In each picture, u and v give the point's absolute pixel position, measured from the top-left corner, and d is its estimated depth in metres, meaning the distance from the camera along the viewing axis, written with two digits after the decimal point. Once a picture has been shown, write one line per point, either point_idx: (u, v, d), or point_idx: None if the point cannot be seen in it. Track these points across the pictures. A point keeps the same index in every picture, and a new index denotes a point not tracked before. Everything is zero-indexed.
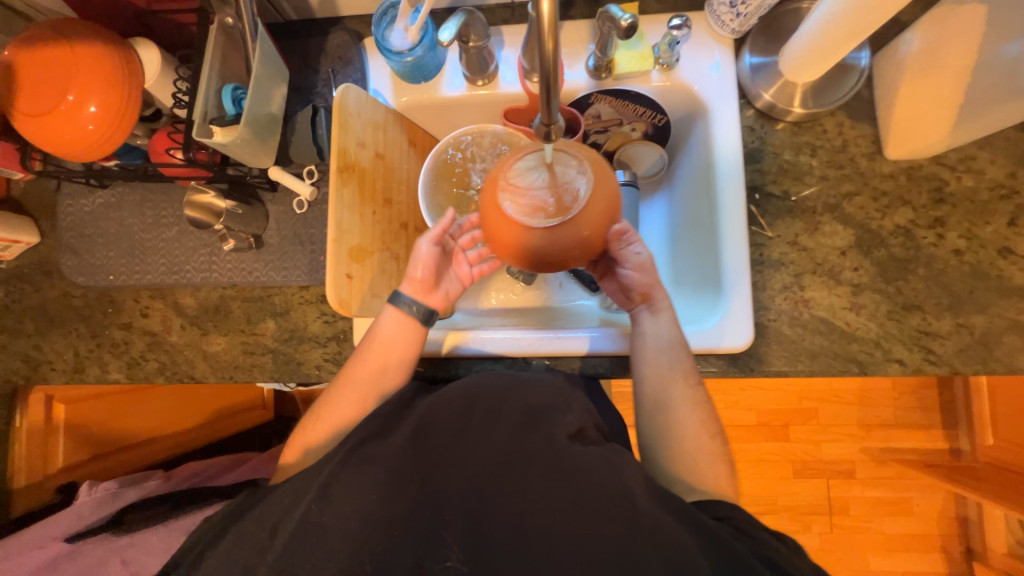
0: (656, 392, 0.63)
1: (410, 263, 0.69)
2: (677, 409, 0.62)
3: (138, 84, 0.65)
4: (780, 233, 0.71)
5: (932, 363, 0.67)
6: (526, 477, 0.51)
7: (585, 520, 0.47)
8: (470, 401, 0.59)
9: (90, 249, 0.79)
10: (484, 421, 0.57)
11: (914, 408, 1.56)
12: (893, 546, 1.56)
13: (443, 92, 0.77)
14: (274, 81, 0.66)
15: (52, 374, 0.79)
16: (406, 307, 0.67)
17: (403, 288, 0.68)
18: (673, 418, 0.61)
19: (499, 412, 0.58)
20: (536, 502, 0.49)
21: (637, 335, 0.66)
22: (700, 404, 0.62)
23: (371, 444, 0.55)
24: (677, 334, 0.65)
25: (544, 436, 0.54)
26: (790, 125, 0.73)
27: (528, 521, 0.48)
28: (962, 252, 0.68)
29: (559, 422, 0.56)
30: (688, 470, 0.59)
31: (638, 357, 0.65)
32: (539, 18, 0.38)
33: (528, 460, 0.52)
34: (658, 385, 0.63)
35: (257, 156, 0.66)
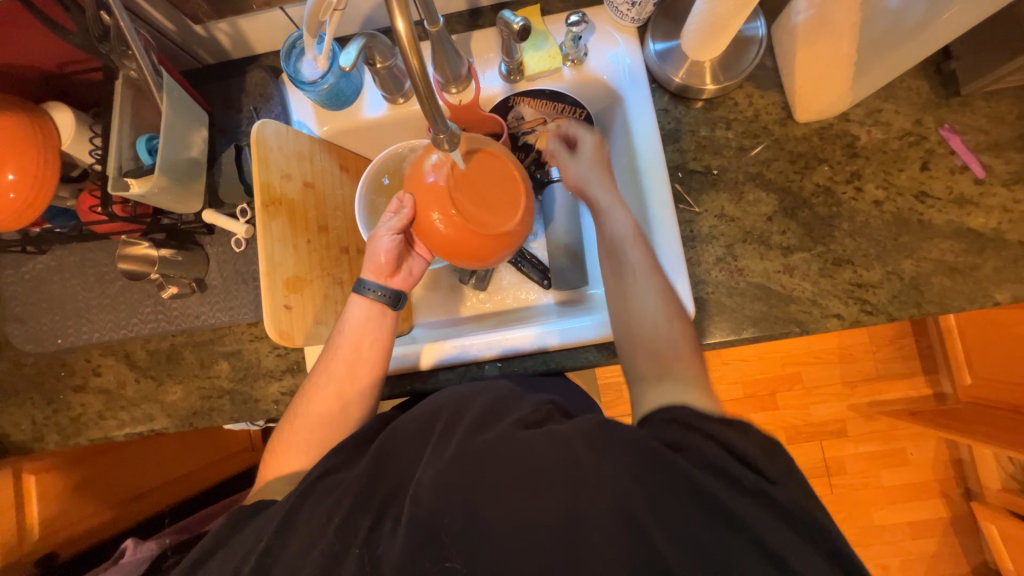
0: (627, 269, 0.62)
1: (372, 248, 0.69)
2: (644, 282, 0.61)
3: (53, 146, 0.65)
4: (707, 207, 0.73)
5: (869, 313, 0.69)
6: (485, 482, 0.46)
7: (561, 520, 0.43)
8: (426, 417, 0.56)
9: (34, 316, 0.79)
10: (440, 434, 0.53)
11: (894, 359, 1.58)
12: (894, 498, 1.56)
13: (365, 114, 0.79)
14: (191, 126, 0.68)
15: (13, 446, 0.78)
16: (369, 292, 0.68)
17: (365, 273, 0.69)
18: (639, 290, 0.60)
19: (456, 420, 0.54)
20: (505, 511, 0.44)
21: (599, 216, 0.67)
22: (665, 288, 0.61)
23: (335, 474, 0.55)
24: (633, 225, 0.65)
25: (498, 432, 0.50)
26: (704, 102, 0.75)
27: (487, 532, 0.44)
28: (881, 202, 0.70)
29: (512, 416, 0.52)
30: (652, 355, 0.57)
31: (605, 237, 0.65)
32: (398, 38, 0.40)
33: (484, 461, 0.47)
34: (627, 260, 0.62)
35: (180, 201, 0.67)
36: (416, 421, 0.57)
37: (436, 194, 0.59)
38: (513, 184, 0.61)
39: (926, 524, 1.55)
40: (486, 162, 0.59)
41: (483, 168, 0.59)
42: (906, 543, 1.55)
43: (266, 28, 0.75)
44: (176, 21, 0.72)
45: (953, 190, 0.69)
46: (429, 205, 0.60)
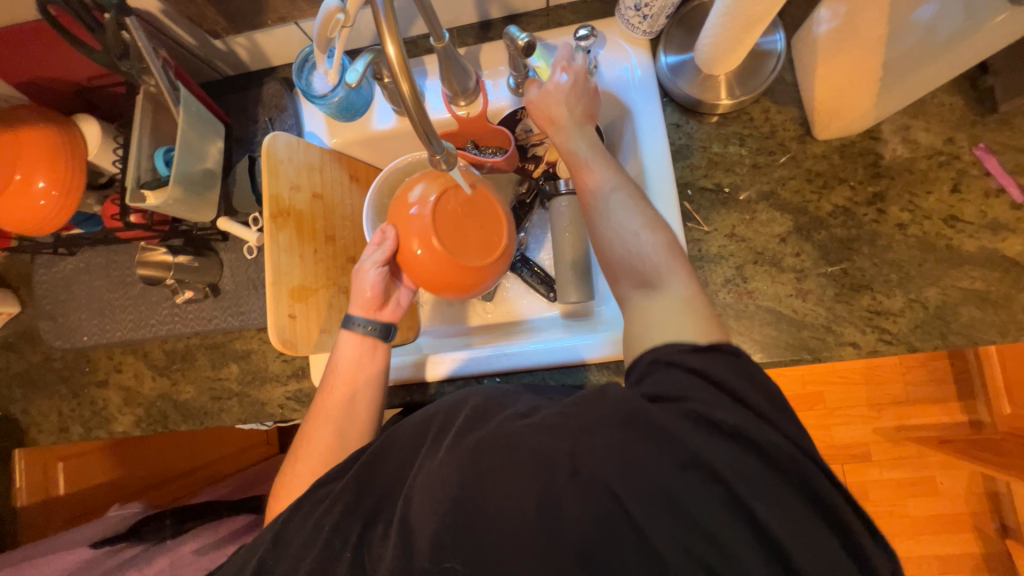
0: (596, 188, 0.60)
1: (355, 284, 0.70)
2: (614, 201, 0.59)
3: (81, 155, 0.69)
4: (717, 226, 0.70)
5: (888, 343, 0.65)
6: (478, 490, 0.45)
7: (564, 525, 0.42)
8: (423, 417, 0.54)
9: (63, 313, 0.83)
10: (434, 441, 0.51)
11: (926, 382, 1.49)
12: (920, 530, 1.48)
13: (375, 126, 0.80)
14: (208, 139, 0.70)
15: (42, 435, 0.83)
16: (359, 326, 0.69)
17: (353, 310, 0.70)
18: (610, 205, 0.59)
19: (450, 418, 0.52)
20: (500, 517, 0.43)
21: (568, 150, 0.65)
22: (660, 233, 0.55)
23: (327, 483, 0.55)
24: (600, 154, 0.63)
25: (493, 426, 0.48)
26: (718, 117, 0.73)
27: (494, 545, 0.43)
28: (906, 225, 0.66)
29: (507, 410, 0.49)
30: (636, 278, 0.54)
31: (576, 167, 0.64)
32: (392, 65, 0.42)
33: (477, 467, 0.45)
34: (596, 180, 0.61)
35: (195, 210, 0.70)
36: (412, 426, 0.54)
37: (421, 228, 0.64)
38: (492, 210, 0.68)
39: (955, 559, 1.46)
40: (461, 193, 0.65)
41: (461, 197, 0.65)
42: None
43: (282, 42, 0.77)
44: (197, 36, 0.74)
45: (986, 214, 0.65)
46: (412, 241, 0.65)
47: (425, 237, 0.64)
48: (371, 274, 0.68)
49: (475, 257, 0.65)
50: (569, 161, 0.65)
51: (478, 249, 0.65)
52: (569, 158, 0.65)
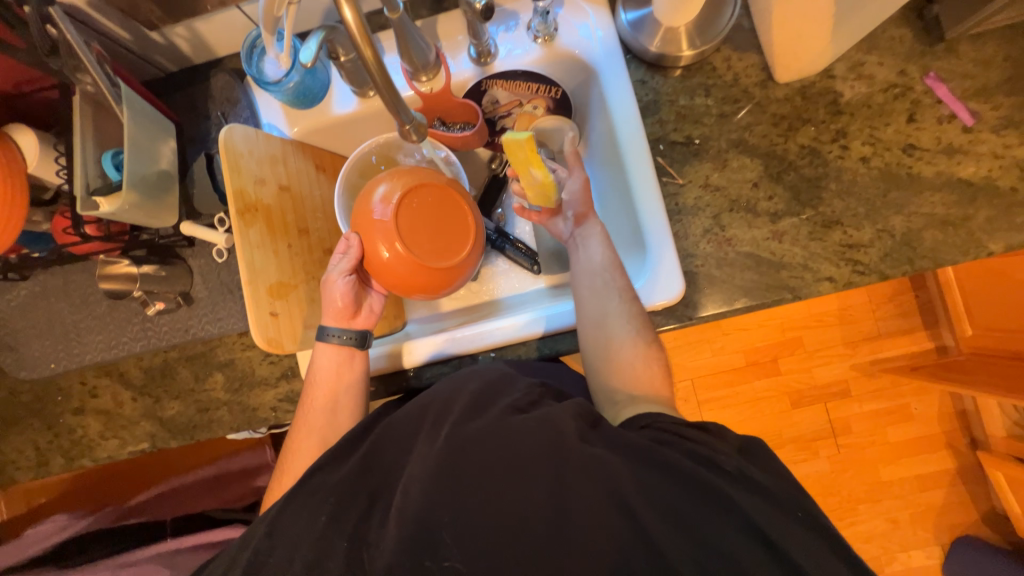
0: (619, 291, 0.66)
1: (326, 295, 0.69)
2: (633, 304, 0.66)
3: (19, 168, 0.64)
4: (691, 177, 0.71)
5: (861, 273, 0.68)
6: (471, 470, 0.47)
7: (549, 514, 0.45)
8: (418, 411, 0.57)
9: (24, 342, 0.78)
10: (431, 427, 0.54)
11: (894, 316, 1.57)
12: (900, 453, 1.57)
13: (335, 110, 0.77)
14: (157, 138, 0.66)
15: (19, 472, 0.79)
16: (334, 337, 0.68)
17: (326, 322, 0.69)
18: (631, 310, 0.65)
19: (447, 409, 0.55)
20: (493, 497, 0.46)
21: (584, 252, 0.70)
22: (653, 351, 0.64)
23: (323, 472, 0.55)
24: (612, 257, 0.69)
25: (491, 417, 0.51)
26: (682, 69, 0.73)
27: (483, 521, 0.45)
28: (869, 158, 0.69)
29: (504, 401, 0.54)
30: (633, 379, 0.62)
31: (588, 263, 0.69)
32: (349, 27, 0.40)
33: (472, 450, 0.48)
34: (618, 284, 0.67)
35: (156, 215, 0.66)
36: (407, 412, 0.58)
37: (387, 231, 0.63)
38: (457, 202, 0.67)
39: (933, 476, 1.57)
40: (428, 193, 0.65)
41: (425, 198, 0.65)
42: (913, 496, 1.57)
43: (224, 29, 0.73)
44: (130, 29, 0.70)
45: (941, 140, 0.67)
46: (379, 246, 0.64)
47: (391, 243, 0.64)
48: (337, 284, 0.68)
49: (440, 263, 0.65)
50: (584, 255, 0.70)
51: (444, 256, 0.65)
52: (585, 256, 0.70)
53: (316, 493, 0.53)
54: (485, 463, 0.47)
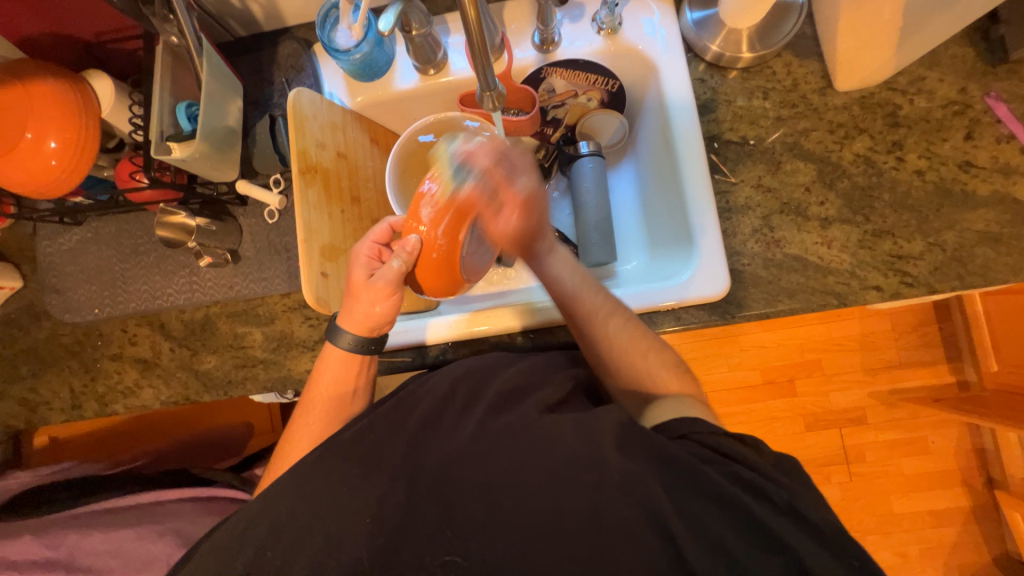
0: (589, 314, 0.62)
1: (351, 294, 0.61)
2: (604, 325, 0.61)
3: (95, 112, 0.66)
4: (743, 177, 0.73)
5: (910, 285, 0.67)
6: (499, 453, 0.50)
7: (564, 508, 0.47)
8: (448, 388, 0.58)
9: (71, 285, 0.80)
10: (463, 406, 0.56)
11: (918, 345, 1.56)
12: (914, 487, 1.54)
13: (397, 86, 0.79)
14: (229, 94, 0.68)
15: (52, 413, 0.80)
16: (347, 343, 0.62)
17: (343, 322, 0.62)
18: (597, 334, 0.61)
19: (476, 394, 0.57)
20: (513, 482, 0.49)
21: (542, 273, 0.65)
22: (637, 337, 0.61)
23: (354, 432, 0.56)
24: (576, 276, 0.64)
25: (521, 411, 0.54)
26: (740, 71, 0.75)
27: (502, 496, 0.48)
28: (924, 171, 0.69)
29: (535, 397, 0.55)
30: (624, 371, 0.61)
31: (551, 285, 0.64)
32: None
33: (504, 437, 0.51)
34: (589, 306, 0.62)
35: (220, 168, 0.68)
36: (432, 386, 0.59)
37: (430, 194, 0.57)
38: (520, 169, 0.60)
39: (947, 513, 1.53)
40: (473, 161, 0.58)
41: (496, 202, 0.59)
42: (925, 531, 1.53)
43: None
44: None
45: (998, 159, 0.68)
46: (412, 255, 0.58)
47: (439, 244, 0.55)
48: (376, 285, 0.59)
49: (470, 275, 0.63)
50: (540, 276, 0.65)
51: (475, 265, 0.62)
52: (545, 276, 0.65)
53: (353, 451, 0.53)
54: (512, 445, 0.51)
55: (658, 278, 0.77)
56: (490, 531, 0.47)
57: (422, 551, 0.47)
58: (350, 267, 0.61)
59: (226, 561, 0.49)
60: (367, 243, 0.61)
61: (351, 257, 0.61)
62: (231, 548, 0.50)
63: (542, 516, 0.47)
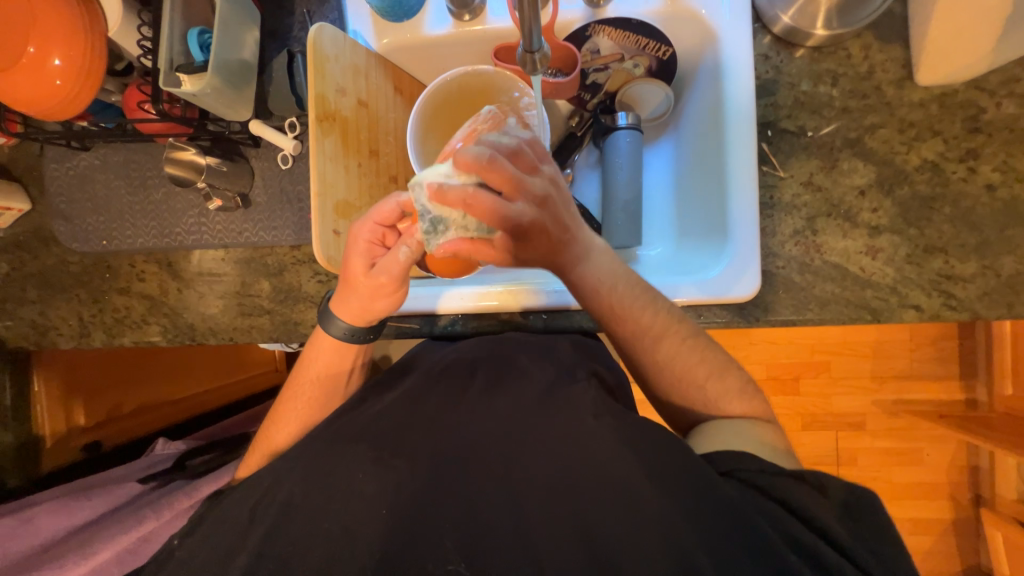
0: (634, 334, 0.57)
1: (353, 269, 0.56)
2: (653, 350, 0.57)
3: (101, 29, 0.61)
4: (794, 172, 0.67)
5: (952, 308, 0.63)
6: (511, 447, 0.51)
7: (564, 520, 0.46)
8: (468, 371, 0.60)
9: (79, 213, 0.77)
10: (482, 392, 0.57)
11: (932, 359, 1.51)
12: (899, 494, 1.55)
13: (426, 30, 0.72)
14: (245, 24, 0.63)
15: (60, 339, 0.80)
16: (340, 332, 0.60)
17: (336, 310, 0.59)
18: (645, 359, 0.58)
19: (496, 383, 0.58)
20: (522, 483, 0.48)
21: (582, 290, 0.57)
22: (690, 357, 0.57)
23: (368, 413, 0.57)
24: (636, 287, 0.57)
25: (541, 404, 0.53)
26: (810, 50, 0.67)
27: (503, 486, 0.48)
28: (995, 186, 0.63)
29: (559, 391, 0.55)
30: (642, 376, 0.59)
31: (589, 296, 0.57)
32: None
33: (520, 429, 0.52)
34: (633, 328, 0.57)
35: (233, 106, 0.64)
36: (450, 367, 0.62)
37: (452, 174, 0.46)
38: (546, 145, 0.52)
39: (926, 522, 1.55)
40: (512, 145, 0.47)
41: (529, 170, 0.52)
42: (901, 535, 1.56)
43: None
44: None
45: None
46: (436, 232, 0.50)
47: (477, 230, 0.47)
48: (379, 279, 0.56)
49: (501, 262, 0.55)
50: (575, 286, 0.57)
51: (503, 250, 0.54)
52: (583, 286, 0.56)
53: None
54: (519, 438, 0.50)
55: (683, 269, 0.73)
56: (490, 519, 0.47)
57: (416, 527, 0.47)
58: (347, 253, 0.56)
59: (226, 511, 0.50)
60: (368, 224, 0.54)
61: (351, 240, 0.55)
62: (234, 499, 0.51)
63: (546, 513, 0.46)
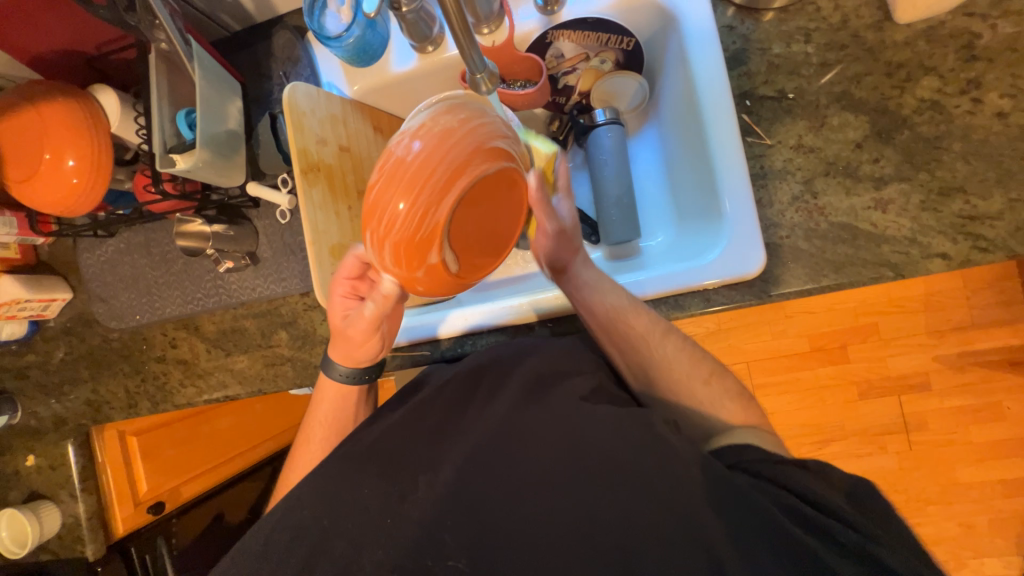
0: (637, 339, 0.59)
1: (337, 324, 0.61)
2: (659, 348, 0.58)
3: (103, 124, 0.66)
4: (781, 137, 0.64)
5: (983, 250, 0.58)
6: (517, 448, 0.49)
7: (580, 524, 0.44)
8: (471, 377, 0.58)
9: (113, 294, 0.84)
10: (484, 397, 0.56)
11: (996, 304, 1.36)
12: (985, 455, 1.40)
13: (393, 69, 0.74)
14: (228, 96, 0.68)
15: (113, 411, 0.87)
16: (340, 376, 0.63)
17: (331, 356, 0.63)
18: (650, 363, 0.58)
19: (500, 384, 0.56)
20: (534, 490, 0.47)
21: (583, 302, 0.62)
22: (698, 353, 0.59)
23: (370, 433, 0.56)
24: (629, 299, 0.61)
25: (548, 406, 0.52)
26: (777, 12, 0.65)
27: (515, 499, 0.47)
28: (1007, 113, 0.58)
29: (565, 388, 0.53)
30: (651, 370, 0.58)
31: (592, 305, 0.61)
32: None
33: (524, 427, 0.50)
34: (636, 332, 0.59)
35: (226, 173, 0.69)
36: (454, 378, 0.59)
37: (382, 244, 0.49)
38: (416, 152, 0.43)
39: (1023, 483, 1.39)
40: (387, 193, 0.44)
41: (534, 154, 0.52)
42: (997, 501, 1.39)
43: None
44: None
45: None
46: (386, 239, 0.45)
47: (433, 263, 0.47)
48: (354, 330, 0.59)
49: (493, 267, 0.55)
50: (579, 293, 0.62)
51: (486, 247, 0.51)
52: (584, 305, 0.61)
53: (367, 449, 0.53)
54: (529, 447, 0.49)
55: (684, 255, 0.71)
56: (506, 533, 0.46)
57: (434, 552, 0.46)
58: (330, 307, 0.61)
59: (245, 553, 0.50)
60: (342, 279, 0.60)
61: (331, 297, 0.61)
62: (253, 536, 0.52)
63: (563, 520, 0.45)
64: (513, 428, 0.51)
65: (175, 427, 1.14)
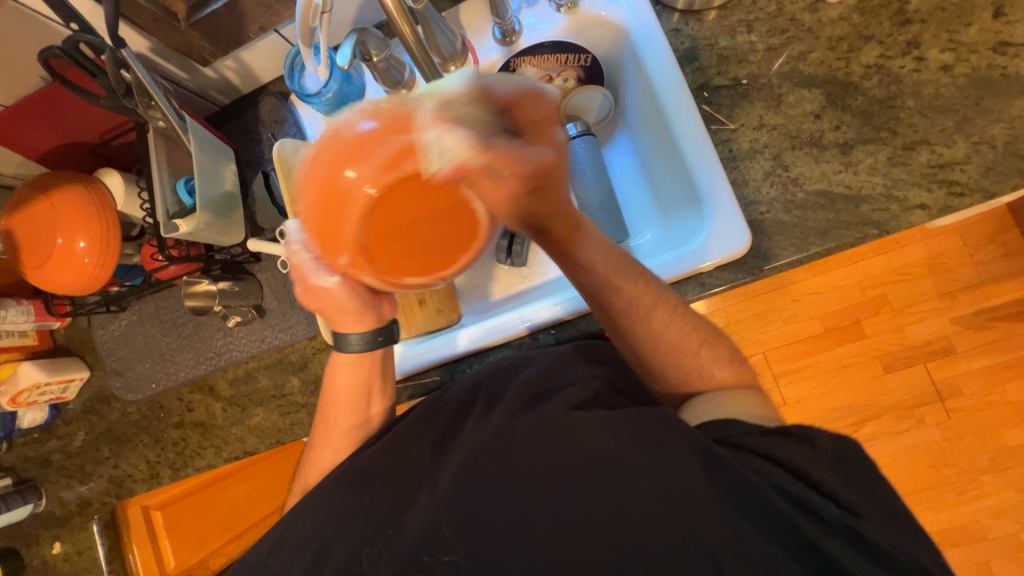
0: (622, 313, 0.56)
1: (325, 300, 0.59)
2: (647, 322, 0.56)
3: (109, 204, 0.71)
4: (743, 120, 0.68)
5: (959, 194, 0.59)
6: (517, 456, 0.49)
7: (586, 519, 0.44)
8: (469, 393, 0.58)
9: (128, 365, 0.86)
10: (483, 410, 0.55)
11: (999, 257, 1.35)
12: None
13: None
14: (223, 161, 0.74)
15: (136, 484, 0.87)
16: (354, 344, 0.60)
17: (342, 328, 0.61)
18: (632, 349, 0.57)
19: (498, 395, 0.56)
20: (538, 494, 0.46)
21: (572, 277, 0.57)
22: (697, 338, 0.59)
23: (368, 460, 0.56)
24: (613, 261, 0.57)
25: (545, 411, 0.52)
26: (717, 10, 0.70)
27: (526, 501, 0.46)
28: (952, 65, 0.61)
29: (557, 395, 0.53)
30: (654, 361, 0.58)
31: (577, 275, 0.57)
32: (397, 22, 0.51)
33: (522, 434, 0.50)
34: (622, 303, 0.56)
35: (226, 232, 0.73)
36: (455, 392, 0.59)
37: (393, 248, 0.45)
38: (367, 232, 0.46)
39: None
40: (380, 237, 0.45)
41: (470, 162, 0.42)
42: None
43: (265, 55, 0.79)
44: (186, 68, 0.76)
45: None
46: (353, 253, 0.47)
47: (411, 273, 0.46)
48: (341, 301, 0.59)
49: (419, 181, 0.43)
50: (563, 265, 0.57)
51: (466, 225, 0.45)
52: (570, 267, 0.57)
53: (376, 472, 0.53)
54: (534, 446, 0.49)
55: (674, 245, 0.73)
56: (515, 525, 0.45)
57: (435, 549, 0.46)
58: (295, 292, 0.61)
59: None
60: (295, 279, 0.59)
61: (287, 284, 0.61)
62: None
63: (577, 509, 0.45)
64: (519, 427, 0.51)
65: (196, 499, 1.13)
